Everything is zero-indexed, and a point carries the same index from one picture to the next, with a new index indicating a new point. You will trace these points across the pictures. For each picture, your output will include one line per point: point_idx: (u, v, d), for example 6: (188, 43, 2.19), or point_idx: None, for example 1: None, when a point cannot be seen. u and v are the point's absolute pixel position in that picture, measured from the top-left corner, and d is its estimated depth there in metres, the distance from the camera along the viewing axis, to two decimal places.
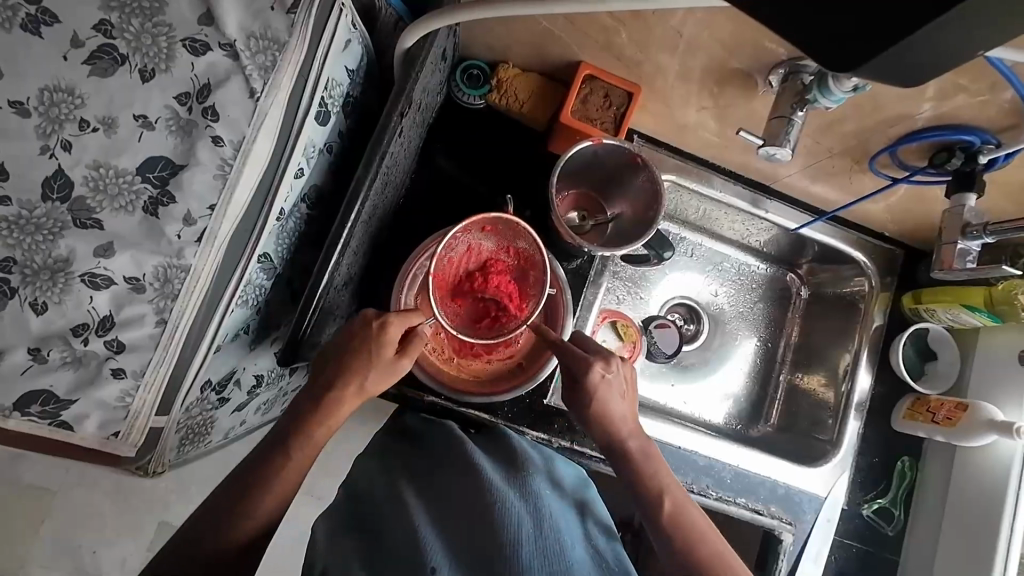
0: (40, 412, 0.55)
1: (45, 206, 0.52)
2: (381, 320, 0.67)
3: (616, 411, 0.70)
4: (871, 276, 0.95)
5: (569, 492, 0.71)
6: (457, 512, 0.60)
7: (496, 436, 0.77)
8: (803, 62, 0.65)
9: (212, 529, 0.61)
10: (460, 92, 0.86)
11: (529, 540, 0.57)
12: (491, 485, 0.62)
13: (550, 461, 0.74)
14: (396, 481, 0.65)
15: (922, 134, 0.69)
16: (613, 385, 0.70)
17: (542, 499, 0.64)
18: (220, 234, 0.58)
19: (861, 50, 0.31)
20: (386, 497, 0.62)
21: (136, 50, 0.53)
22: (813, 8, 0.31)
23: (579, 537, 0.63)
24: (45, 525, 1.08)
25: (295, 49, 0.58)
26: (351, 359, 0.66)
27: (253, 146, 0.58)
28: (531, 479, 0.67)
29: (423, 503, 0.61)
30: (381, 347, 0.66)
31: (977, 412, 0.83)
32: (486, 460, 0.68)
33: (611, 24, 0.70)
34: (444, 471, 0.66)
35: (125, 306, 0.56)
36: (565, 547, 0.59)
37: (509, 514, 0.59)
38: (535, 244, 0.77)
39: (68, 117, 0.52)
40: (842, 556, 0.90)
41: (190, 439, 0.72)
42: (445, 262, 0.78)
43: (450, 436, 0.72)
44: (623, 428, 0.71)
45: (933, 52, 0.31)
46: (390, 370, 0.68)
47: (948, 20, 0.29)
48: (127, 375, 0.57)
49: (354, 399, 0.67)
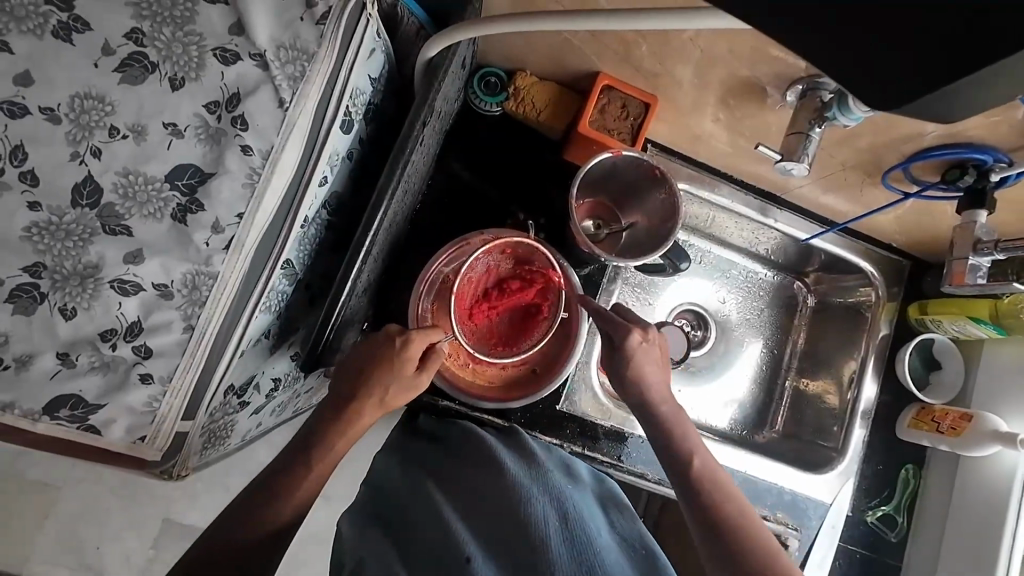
0: (68, 417, 0.56)
1: (75, 212, 0.53)
2: (403, 337, 0.68)
3: (651, 377, 0.72)
4: (877, 286, 0.96)
5: (588, 487, 0.71)
6: (481, 508, 0.61)
7: (512, 435, 0.77)
8: (820, 79, 0.66)
9: (232, 529, 0.61)
10: (477, 99, 0.86)
11: (557, 533, 0.58)
12: (512, 479, 0.63)
13: (564, 460, 0.75)
14: (422, 483, 0.65)
15: (935, 151, 0.70)
16: (648, 353, 0.72)
17: (565, 492, 0.65)
18: (247, 242, 0.59)
19: (907, 90, 0.33)
20: (413, 498, 0.63)
21: (167, 59, 0.53)
22: (864, 48, 0.32)
23: (606, 527, 0.64)
24: (51, 519, 1.09)
25: (324, 60, 0.58)
26: (372, 372, 0.67)
27: (282, 155, 0.58)
28: (550, 474, 0.67)
29: (448, 499, 0.63)
30: (403, 363, 0.68)
31: (982, 423, 0.85)
32: (506, 453, 0.69)
33: (632, 38, 0.71)
34: (467, 467, 0.67)
35: (153, 312, 0.56)
36: (595, 538, 0.59)
37: (535, 509, 0.60)
38: (551, 265, 0.80)
39: (98, 124, 0.52)
40: (845, 561, 0.92)
41: (210, 443, 0.73)
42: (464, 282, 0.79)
43: (469, 436, 0.73)
44: (657, 393, 0.72)
45: (977, 95, 0.33)
46: (410, 384, 0.69)
47: (997, 68, 0.30)
48: (155, 381, 0.58)
49: (375, 408, 0.68)
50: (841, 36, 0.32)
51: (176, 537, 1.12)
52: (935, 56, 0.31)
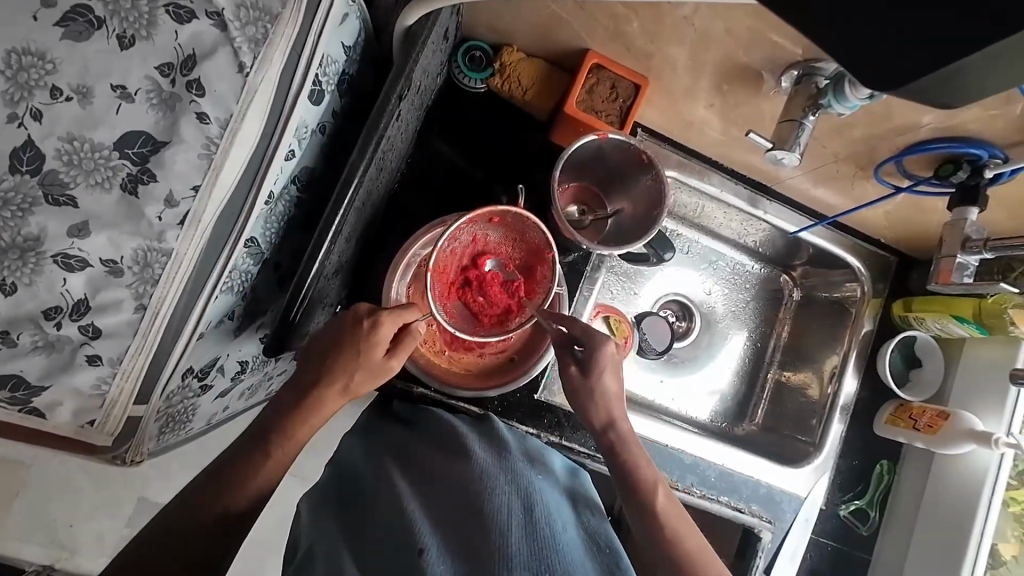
0: (9, 398, 0.53)
1: (13, 179, 0.48)
2: (372, 319, 0.64)
3: (608, 386, 0.71)
4: (863, 282, 0.95)
5: (561, 484, 0.70)
6: (441, 496, 0.59)
7: (488, 421, 0.75)
8: (818, 64, 0.64)
9: (194, 505, 0.60)
10: (461, 74, 0.83)
11: (518, 527, 0.55)
12: (479, 470, 0.61)
13: (538, 452, 0.74)
14: (386, 468, 0.64)
15: (931, 143, 0.68)
16: (615, 366, 0.71)
17: (533, 488, 0.63)
18: (204, 218, 0.55)
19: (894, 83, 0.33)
20: (376, 484, 0.61)
21: (115, 14, 0.49)
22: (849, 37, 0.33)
23: (571, 525, 0.62)
24: (20, 495, 1.06)
25: (288, 23, 0.54)
26: (337, 358, 0.64)
27: (241, 126, 0.54)
28: (521, 469, 0.65)
29: (411, 488, 0.60)
30: (372, 346, 0.64)
31: (958, 421, 0.85)
32: (478, 443, 0.67)
33: (623, 12, 0.67)
34: (435, 453, 0.66)
35: (101, 290, 0.53)
36: (557, 536, 0.57)
37: (497, 501, 0.58)
38: (545, 237, 0.75)
39: (38, 83, 0.48)
40: (817, 553, 0.92)
41: (171, 427, 0.70)
42: (444, 254, 0.76)
43: (442, 422, 0.72)
44: (615, 408, 0.71)
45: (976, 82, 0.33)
46: (378, 369, 0.66)
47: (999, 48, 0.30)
48: (104, 363, 0.55)
49: (338, 396, 0.65)
50: (847, 27, 0.32)
51: (149, 517, 1.10)
52: (920, 58, 0.32)
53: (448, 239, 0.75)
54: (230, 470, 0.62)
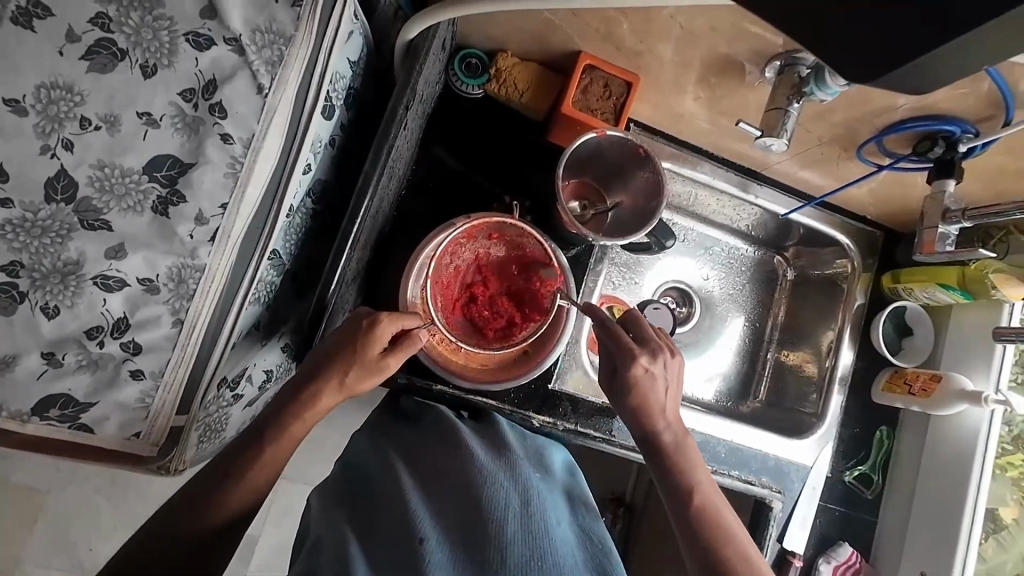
0: (59, 416, 0.58)
1: (49, 208, 0.51)
2: (370, 318, 0.66)
3: (655, 403, 0.70)
4: (853, 257, 1.00)
5: (558, 478, 0.73)
6: (445, 492, 0.62)
7: (488, 421, 0.78)
8: (799, 55, 0.68)
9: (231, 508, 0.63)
10: (458, 81, 0.86)
11: (513, 519, 0.59)
12: (479, 468, 0.65)
13: (539, 448, 0.76)
14: (388, 456, 0.68)
15: (905, 123, 0.73)
16: (653, 381, 0.69)
17: (529, 481, 0.66)
18: (233, 233, 0.58)
19: (883, 64, 0.38)
20: (380, 472, 0.65)
21: (137, 45, 0.51)
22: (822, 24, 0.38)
23: (565, 520, 0.66)
24: (41, 522, 1.07)
25: (301, 44, 0.57)
26: (333, 361, 0.65)
27: (263, 143, 0.57)
28: (519, 463, 0.69)
29: (415, 481, 0.64)
30: (368, 345, 0.65)
31: (950, 383, 0.90)
32: (478, 441, 0.70)
33: (614, 15, 0.71)
34: (432, 446, 0.69)
35: (140, 307, 0.56)
36: (552, 528, 0.61)
37: (498, 496, 0.61)
38: (543, 245, 0.82)
39: (68, 115, 0.50)
40: (825, 519, 0.97)
41: (206, 438, 0.70)
42: (447, 269, 0.82)
43: (443, 419, 0.74)
44: (660, 420, 0.70)
45: (959, 61, 0.37)
46: (372, 366, 0.66)
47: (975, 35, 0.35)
48: (146, 376, 0.60)
49: (335, 392, 0.66)
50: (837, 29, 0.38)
51: None
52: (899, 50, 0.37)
53: (450, 254, 0.82)
54: (252, 473, 0.64)
